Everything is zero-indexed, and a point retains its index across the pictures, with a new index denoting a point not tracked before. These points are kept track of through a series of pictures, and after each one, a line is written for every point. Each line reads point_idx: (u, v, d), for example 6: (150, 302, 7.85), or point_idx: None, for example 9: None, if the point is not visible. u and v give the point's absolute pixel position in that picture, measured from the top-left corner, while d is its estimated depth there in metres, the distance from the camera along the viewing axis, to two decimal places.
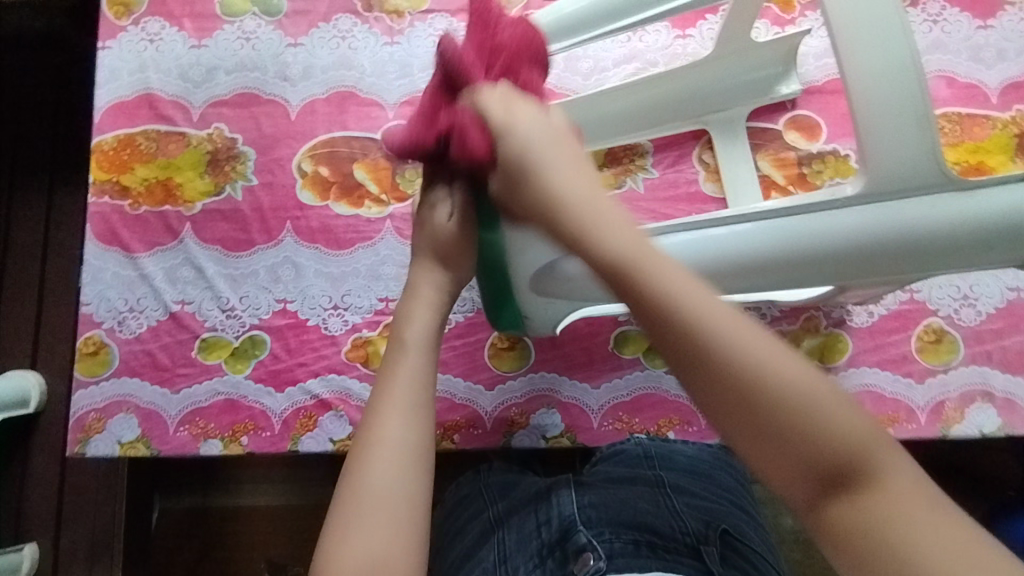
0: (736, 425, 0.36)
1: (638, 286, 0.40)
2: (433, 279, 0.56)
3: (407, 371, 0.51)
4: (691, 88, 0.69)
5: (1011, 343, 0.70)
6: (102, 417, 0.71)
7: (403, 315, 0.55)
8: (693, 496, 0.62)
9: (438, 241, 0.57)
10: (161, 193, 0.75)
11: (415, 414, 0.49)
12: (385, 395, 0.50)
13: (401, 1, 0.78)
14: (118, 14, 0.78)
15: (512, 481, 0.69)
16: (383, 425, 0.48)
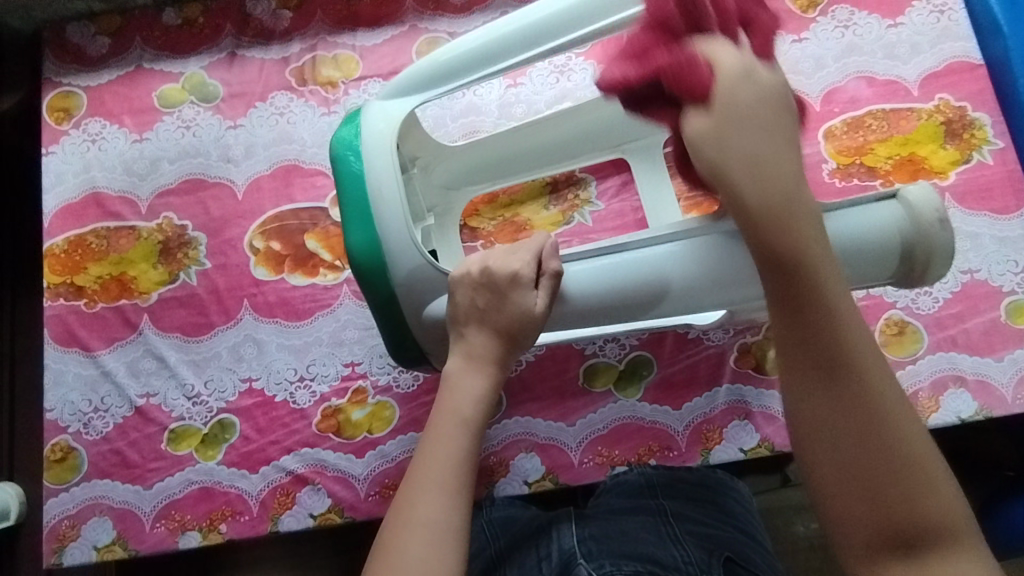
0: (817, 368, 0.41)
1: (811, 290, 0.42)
2: (480, 342, 0.55)
3: (446, 449, 0.51)
4: (602, 120, 0.72)
5: (974, 325, 0.71)
6: (76, 523, 0.69)
7: (449, 386, 0.54)
8: (694, 523, 0.61)
9: (522, 322, 0.54)
10: (116, 288, 0.75)
11: (455, 493, 0.49)
12: (423, 472, 0.50)
13: (334, 73, 0.80)
14: (59, 120, 0.79)
15: (514, 515, 0.66)
16: (426, 503, 0.48)
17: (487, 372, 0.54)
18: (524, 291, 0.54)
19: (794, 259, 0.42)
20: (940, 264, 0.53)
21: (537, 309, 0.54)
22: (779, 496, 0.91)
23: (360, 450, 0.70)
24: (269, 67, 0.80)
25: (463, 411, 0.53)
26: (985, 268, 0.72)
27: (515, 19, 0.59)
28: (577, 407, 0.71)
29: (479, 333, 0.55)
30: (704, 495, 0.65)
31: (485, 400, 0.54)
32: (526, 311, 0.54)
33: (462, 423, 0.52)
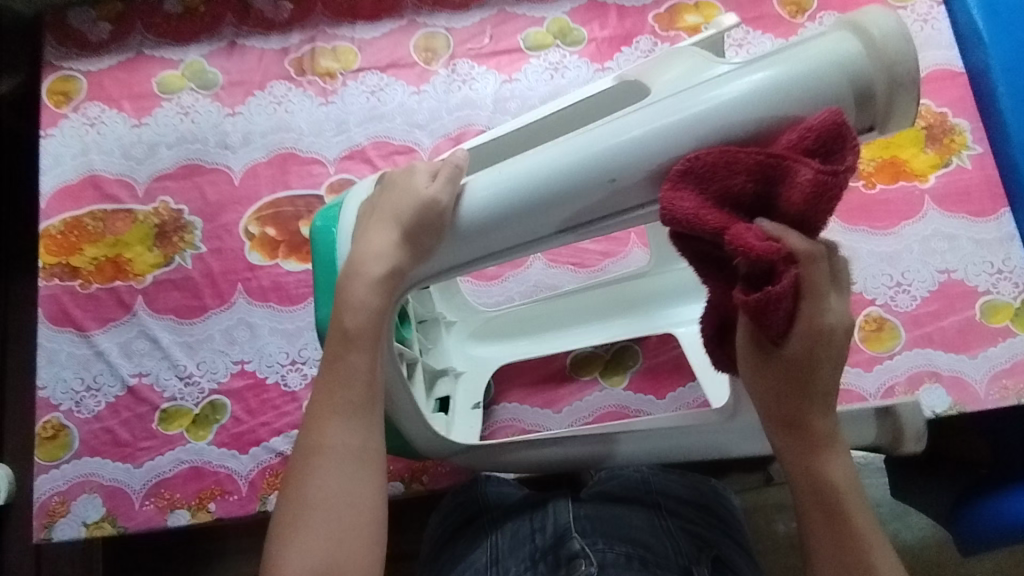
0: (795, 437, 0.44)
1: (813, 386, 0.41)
2: (386, 252, 0.48)
3: (342, 371, 0.49)
4: None
5: (949, 323, 0.73)
6: (65, 500, 0.70)
7: (342, 300, 0.49)
8: (687, 521, 0.62)
9: (404, 205, 0.47)
10: (111, 269, 0.76)
11: (347, 414, 0.49)
12: (320, 400, 0.49)
13: (332, 64, 0.81)
14: (59, 103, 0.80)
15: (508, 492, 0.67)
16: (324, 431, 0.48)
17: (389, 289, 0.48)
18: (418, 174, 0.48)
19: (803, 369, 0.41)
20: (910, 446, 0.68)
21: (426, 192, 0.46)
22: (760, 494, 0.92)
23: None
24: (269, 57, 0.82)
25: (348, 330, 0.49)
26: (962, 268, 0.74)
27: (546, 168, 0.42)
28: (565, 395, 0.73)
29: (381, 240, 0.48)
30: (697, 498, 0.67)
31: (372, 311, 0.48)
32: (409, 188, 0.47)
33: (345, 339, 0.49)
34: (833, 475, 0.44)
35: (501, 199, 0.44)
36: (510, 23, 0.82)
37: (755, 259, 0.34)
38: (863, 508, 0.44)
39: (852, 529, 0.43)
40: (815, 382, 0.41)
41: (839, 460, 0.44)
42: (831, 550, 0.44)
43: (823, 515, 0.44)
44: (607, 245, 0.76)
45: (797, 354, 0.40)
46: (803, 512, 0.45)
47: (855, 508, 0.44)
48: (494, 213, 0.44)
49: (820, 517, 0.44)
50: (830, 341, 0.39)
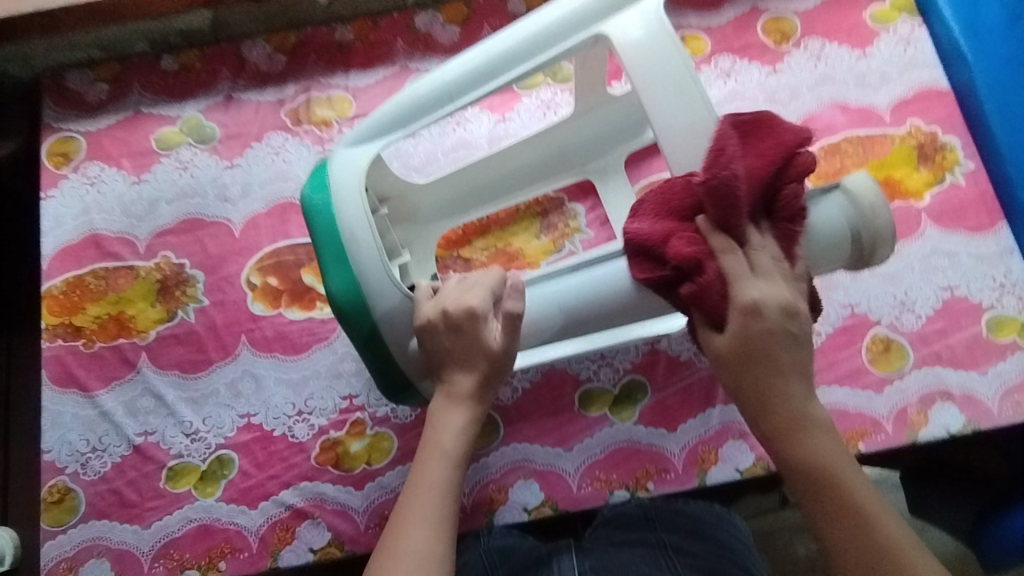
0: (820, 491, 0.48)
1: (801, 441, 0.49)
2: (467, 383, 0.57)
3: (432, 480, 0.53)
4: (559, 146, 0.76)
5: (956, 340, 0.73)
6: (73, 566, 0.69)
7: (435, 420, 0.57)
8: (695, 559, 0.61)
9: (484, 357, 0.57)
10: (114, 327, 0.76)
11: (434, 521, 0.51)
12: (408, 504, 0.52)
13: (328, 112, 0.82)
14: (58, 164, 0.81)
15: (511, 547, 0.65)
16: (406, 535, 0.50)
17: (468, 406, 0.57)
18: (486, 325, 0.57)
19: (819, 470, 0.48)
20: (886, 248, 0.55)
21: (496, 345, 0.57)
22: (777, 518, 0.86)
23: (360, 482, 0.70)
24: (265, 109, 0.83)
25: (442, 446, 0.55)
26: (964, 284, 0.74)
27: (581, 298, 0.58)
28: (575, 432, 0.72)
29: (457, 373, 0.57)
30: (702, 529, 0.64)
31: (466, 433, 0.56)
32: (482, 344, 0.57)
33: (443, 456, 0.55)
34: (813, 413, 0.50)
35: (555, 312, 0.59)
36: None
37: (679, 261, 0.51)
38: (863, 478, 0.49)
39: (838, 478, 0.48)
40: (783, 339, 0.50)
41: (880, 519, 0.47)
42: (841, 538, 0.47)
43: (818, 497, 0.48)
44: None
45: (739, 332, 0.50)
46: (797, 483, 0.49)
47: (847, 473, 0.48)
48: (549, 320, 0.59)
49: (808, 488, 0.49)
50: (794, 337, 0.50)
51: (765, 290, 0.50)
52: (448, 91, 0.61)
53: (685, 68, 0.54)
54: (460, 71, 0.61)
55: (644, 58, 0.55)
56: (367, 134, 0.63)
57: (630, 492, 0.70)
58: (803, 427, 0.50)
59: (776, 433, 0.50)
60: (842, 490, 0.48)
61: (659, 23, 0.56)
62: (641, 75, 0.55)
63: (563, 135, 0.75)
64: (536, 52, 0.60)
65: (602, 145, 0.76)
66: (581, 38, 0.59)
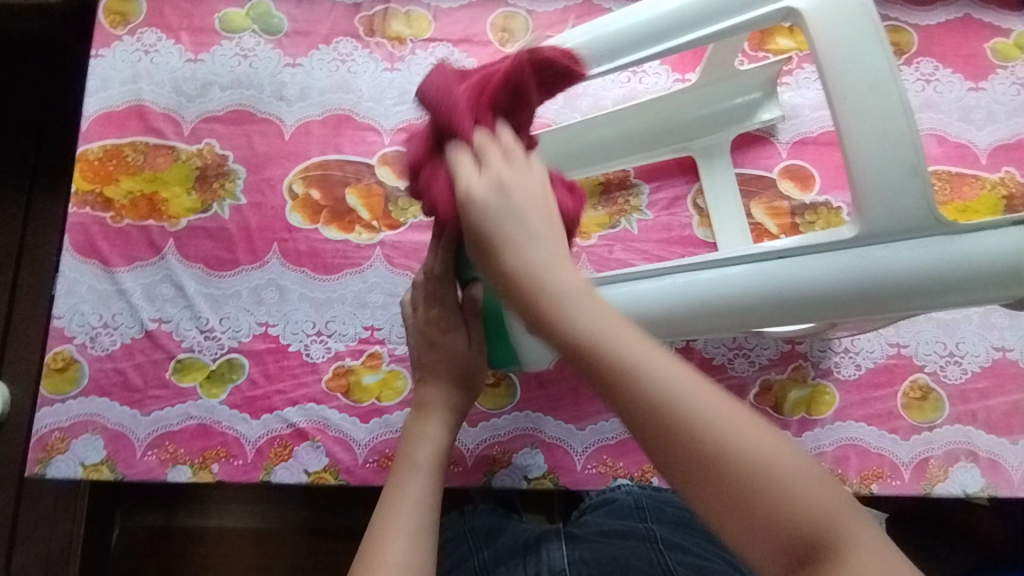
0: (656, 437, 0.36)
1: (597, 355, 0.38)
2: (446, 400, 0.58)
3: (414, 489, 0.52)
4: (672, 118, 0.72)
5: (996, 403, 0.70)
6: (66, 437, 0.68)
7: (413, 435, 0.56)
8: (685, 552, 0.62)
9: (458, 366, 0.59)
10: (145, 207, 0.73)
11: (415, 533, 0.48)
12: (389, 509, 0.50)
13: (403, 29, 0.78)
14: (114, 23, 0.77)
15: (498, 526, 0.66)
16: (387, 548, 0.47)
17: (442, 414, 0.57)
18: (454, 335, 0.59)
19: (609, 363, 0.37)
20: None
21: (469, 350, 0.59)
22: None
23: (366, 415, 0.69)
24: (339, 11, 0.78)
25: (413, 458, 0.54)
26: (1018, 349, 0.71)
27: (726, 291, 0.54)
28: (590, 412, 0.71)
29: (429, 389, 0.58)
30: (689, 523, 0.66)
31: (440, 450, 0.55)
32: (456, 357, 0.59)
33: (410, 468, 0.53)
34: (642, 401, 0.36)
35: (694, 306, 0.54)
36: (594, 17, 0.78)
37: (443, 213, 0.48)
38: (668, 367, 0.37)
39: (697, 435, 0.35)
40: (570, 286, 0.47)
41: (638, 341, 0.38)
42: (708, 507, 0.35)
43: (651, 432, 0.36)
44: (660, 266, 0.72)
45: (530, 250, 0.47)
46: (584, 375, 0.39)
47: (653, 384, 0.36)
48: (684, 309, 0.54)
49: (688, 474, 0.35)
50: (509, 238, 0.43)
51: (535, 263, 0.43)
52: (610, 45, 0.58)
53: (888, 63, 0.50)
54: (626, 25, 0.58)
55: (839, 39, 0.51)
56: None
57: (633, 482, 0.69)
58: (543, 286, 0.41)
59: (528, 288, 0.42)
60: (692, 451, 0.35)
61: (858, 10, 0.51)
62: (830, 59, 0.51)
63: (678, 109, 0.72)
64: (708, 20, 0.56)
65: (713, 125, 0.73)
66: (771, 11, 0.54)
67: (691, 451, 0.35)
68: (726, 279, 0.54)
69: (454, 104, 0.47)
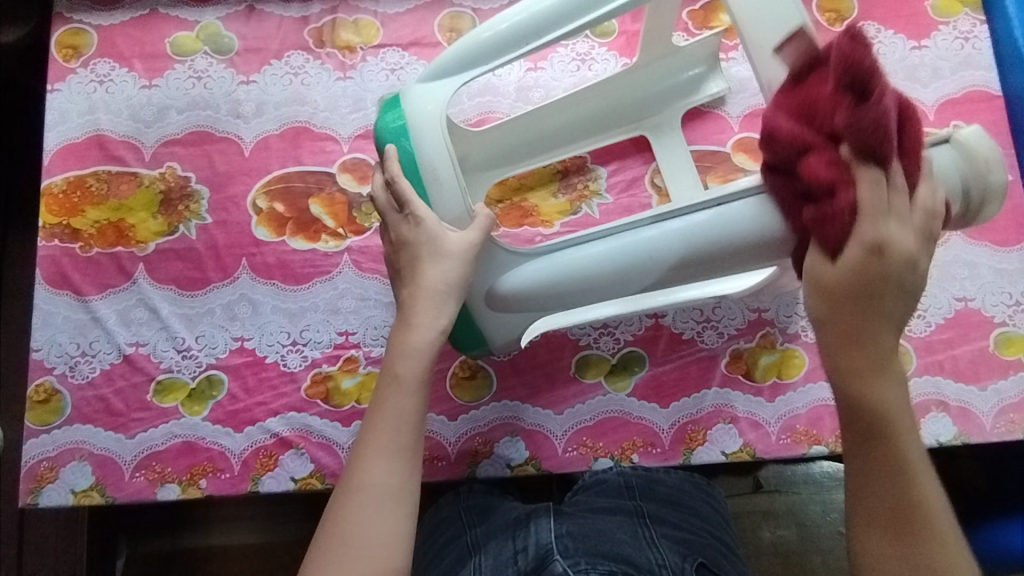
0: (866, 433, 0.47)
1: (874, 381, 0.47)
2: (427, 298, 0.55)
3: (394, 408, 0.53)
4: (620, 98, 0.74)
5: (962, 352, 0.72)
6: (54, 466, 0.69)
7: (396, 345, 0.55)
8: (671, 527, 0.63)
9: (441, 249, 0.56)
10: (113, 234, 0.74)
11: (395, 456, 0.51)
12: (370, 436, 0.52)
13: (353, 37, 0.79)
14: (67, 57, 0.78)
15: (493, 505, 0.68)
16: (367, 468, 0.51)
17: (433, 311, 0.55)
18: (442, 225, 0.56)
19: (877, 410, 0.47)
20: (993, 206, 0.56)
21: (452, 236, 0.56)
22: (748, 501, 0.92)
23: (347, 418, 0.70)
24: (288, 25, 0.79)
25: (395, 373, 0.54)
26: (980, 297, 0.73)
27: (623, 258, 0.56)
28: (567, 396, 0.72)
29: (409, 295, 0.56)
30: (677, 498, 0.67)
31: (423, 366, 0.54)
32: (442, 241, 0.56)
33: (394, 381, 0.54)
34: (880, 397, 0.47)
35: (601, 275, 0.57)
36: None
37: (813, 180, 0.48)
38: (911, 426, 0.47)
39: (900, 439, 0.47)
40: (889, 281, 0.47)
41: (890, 385, 0.47)
42: (876, 480, 0.46)
43: (860, 437, 0.47)
44: None
45: (854, 263, 0.47)
46: (837, 357, 0.48)
47: (900, 421, 0.47)
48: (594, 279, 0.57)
49: (875, 448, 0.47)
50: (898, 275, 0.48)
51: (850, 252, 0.47)
52: (536, 25, 0.59)
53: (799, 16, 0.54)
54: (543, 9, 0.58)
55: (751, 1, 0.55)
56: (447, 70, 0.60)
57: (614, 461, 0.70)
58: (878, 368, 0.47)
59: (875, 366, 0.47)
60: (898, 453, 0.46)
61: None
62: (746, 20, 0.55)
63: (624, 89, 0.73)
64: None
65: (661, 103, 0.74)
66: None
67: (897, 452, 0.46)
68: (668, 236, 0.55)
69: (814, 109, 0.48)
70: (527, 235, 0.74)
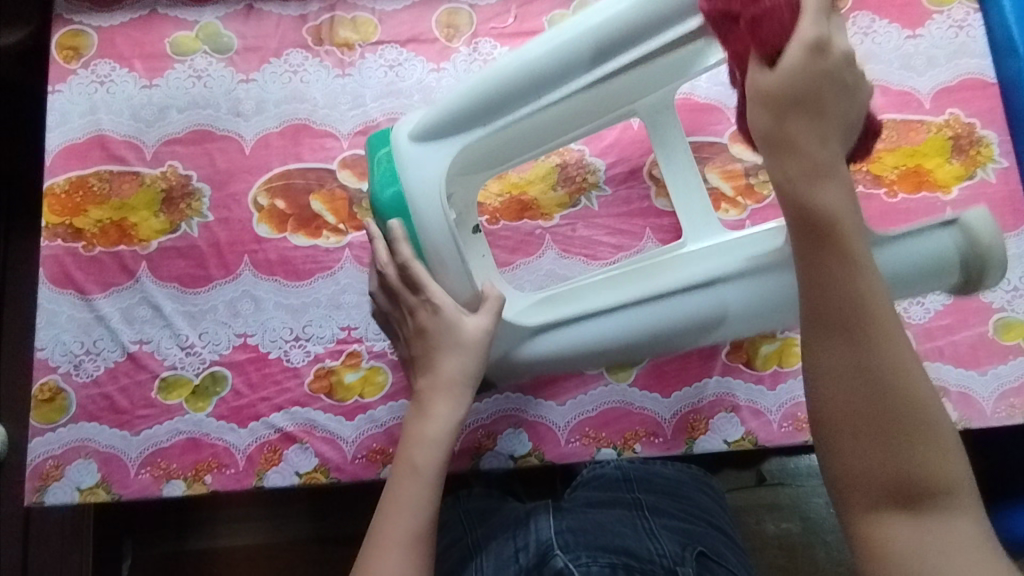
0: (836, 332, 0.42)
1: (848, 271, 0.42)
2: (444, 398, 0.58)
3: (409, 496, 0.55)
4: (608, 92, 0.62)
5: (961, 338, 0.72)
6: (60, 463, 0.69)
7: (412, 436, 0.58)
8: (669, 517, 0.63)
9: (463, 339, 0.59)
10: (115, 233, 0.74)
11: (413, 545, 0.53)
12: (387, 522, 0.54)
13: (351, 35, 0.79)
14: (68, 58, 0.78)
15: (492, 506, 0.68)
16: (383, 559, 0.52)
17: (449, 400, 0.58)
18: (465, 316, 0.59)
19: (850, 313, 0.42)
20: (996, 272, 0.57)
21: (472, 325, 0.59)
22: (752, 494, 0.93)
23: (351, 413, 0.70)
24: (287, 24, 0.80)
25: (412, 462, 0.56)
26: None
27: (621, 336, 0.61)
28: (569, 387, 0.72)
29: (424, 382, 0.60)
30: (675, 490, 0.68)
31: (449, 437, 0.58)
32: (458, 329, 0.59)
33: (412, 472, 0.56)
34: (823, 199, 0.43)
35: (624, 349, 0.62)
36: (535, 3, 0.80)
37: None
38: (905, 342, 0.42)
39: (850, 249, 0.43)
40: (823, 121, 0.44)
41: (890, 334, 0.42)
42: (851, 403, 0.42)
43: (843, 336, 0.42)
44: (621, 239, 0.74)
45: (794, 65, 0.43)
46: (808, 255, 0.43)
47: (889, 329, 0.42)
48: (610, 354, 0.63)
49: (854, 348, 0.42)
50: (829, 76, 0.44)
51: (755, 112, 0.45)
52: (542, 75, 0.58)
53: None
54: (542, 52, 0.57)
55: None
56: (458, 115, 0.60)
57: (617, 452, 0.70)
58: (853, 265, 0.42)
59: (825, 241, 0.43)
60: (888, 367, 0.41)
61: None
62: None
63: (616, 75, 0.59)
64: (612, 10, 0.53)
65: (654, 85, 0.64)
66: None
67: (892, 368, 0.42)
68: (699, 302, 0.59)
69: None
70: (527, 228, 0.75)
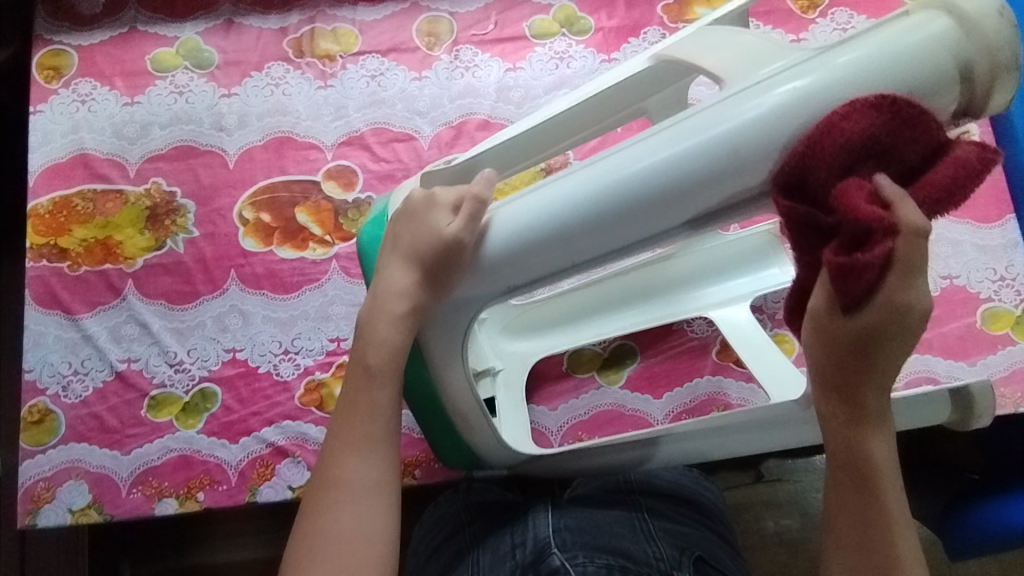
0: (844, 490, 0.45)
1: (863, 444, 0.44)
2: (404, 288, 0.51)
3: (368, 404, 0.51)
4: None
5: (950, 329, 0.72)
6: (51, 485, 0.68)
7: (367, 333, 0.52)
8: (670, 521, 0.62)
9: (434, 246, 0.49)
10: (101, 252, 0.74)
11: (370, 452, 0.50)
12: (343, 428, 0.51)
13: (332, 46, 0.79)
14: (48, 78, 0.78)
15: (492, 500, 0.66)
16: (342, 464, 0.50)
17: (410, 301, 0.51)
18: (442, 211, 0.50)
19: (860, 470, 0.44)
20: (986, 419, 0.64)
21: (449, 229, 0.48)
22: (752, 491, 0.93)
23: None
24: (267, 37, 0.80)
25: (365, 362, 0.52)
26: (964, 274, 0.74)
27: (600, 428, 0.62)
28: (563, 390, 0.72)
29: (399, 270, 0.52)
30: (681, 495, 0.67)
31: (400, 341, 0.51)
32: (435, 232, 0.49)
33: (366, 374, 0.52)
34: (876, 456, 0.44)
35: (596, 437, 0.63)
36: (515, 10, 0.81)
37: None
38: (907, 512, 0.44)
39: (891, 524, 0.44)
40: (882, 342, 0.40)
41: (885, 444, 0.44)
42: (847, 542, 0.45)
43: (853, 486, 0.45)
44: None
45: (871, 323, 0.39)
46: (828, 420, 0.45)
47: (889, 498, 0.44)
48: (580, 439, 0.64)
49: (845, 482, 0.45)
50: (893, 319, 0.39)
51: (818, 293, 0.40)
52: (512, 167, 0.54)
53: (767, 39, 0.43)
54: (668, 153, 0.40)
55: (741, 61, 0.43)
56: (514, 243, 0.45)
57: None
58: (870, 436, 0.44)
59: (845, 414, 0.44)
60: (881, 520, 0.44)
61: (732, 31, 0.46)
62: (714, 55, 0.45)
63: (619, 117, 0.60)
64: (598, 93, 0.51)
65: None
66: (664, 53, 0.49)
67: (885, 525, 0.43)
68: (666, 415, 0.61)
69: None
70: None
